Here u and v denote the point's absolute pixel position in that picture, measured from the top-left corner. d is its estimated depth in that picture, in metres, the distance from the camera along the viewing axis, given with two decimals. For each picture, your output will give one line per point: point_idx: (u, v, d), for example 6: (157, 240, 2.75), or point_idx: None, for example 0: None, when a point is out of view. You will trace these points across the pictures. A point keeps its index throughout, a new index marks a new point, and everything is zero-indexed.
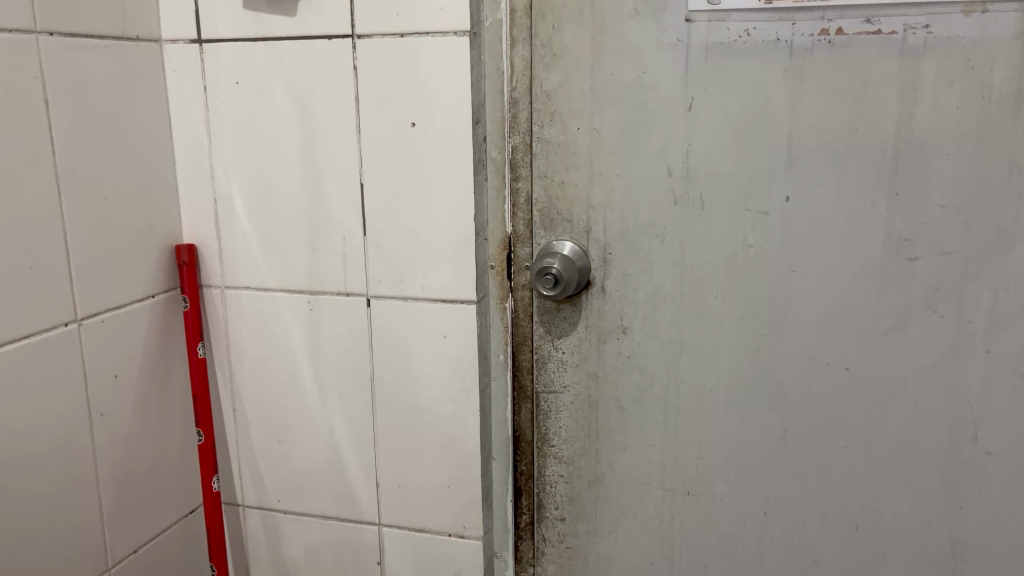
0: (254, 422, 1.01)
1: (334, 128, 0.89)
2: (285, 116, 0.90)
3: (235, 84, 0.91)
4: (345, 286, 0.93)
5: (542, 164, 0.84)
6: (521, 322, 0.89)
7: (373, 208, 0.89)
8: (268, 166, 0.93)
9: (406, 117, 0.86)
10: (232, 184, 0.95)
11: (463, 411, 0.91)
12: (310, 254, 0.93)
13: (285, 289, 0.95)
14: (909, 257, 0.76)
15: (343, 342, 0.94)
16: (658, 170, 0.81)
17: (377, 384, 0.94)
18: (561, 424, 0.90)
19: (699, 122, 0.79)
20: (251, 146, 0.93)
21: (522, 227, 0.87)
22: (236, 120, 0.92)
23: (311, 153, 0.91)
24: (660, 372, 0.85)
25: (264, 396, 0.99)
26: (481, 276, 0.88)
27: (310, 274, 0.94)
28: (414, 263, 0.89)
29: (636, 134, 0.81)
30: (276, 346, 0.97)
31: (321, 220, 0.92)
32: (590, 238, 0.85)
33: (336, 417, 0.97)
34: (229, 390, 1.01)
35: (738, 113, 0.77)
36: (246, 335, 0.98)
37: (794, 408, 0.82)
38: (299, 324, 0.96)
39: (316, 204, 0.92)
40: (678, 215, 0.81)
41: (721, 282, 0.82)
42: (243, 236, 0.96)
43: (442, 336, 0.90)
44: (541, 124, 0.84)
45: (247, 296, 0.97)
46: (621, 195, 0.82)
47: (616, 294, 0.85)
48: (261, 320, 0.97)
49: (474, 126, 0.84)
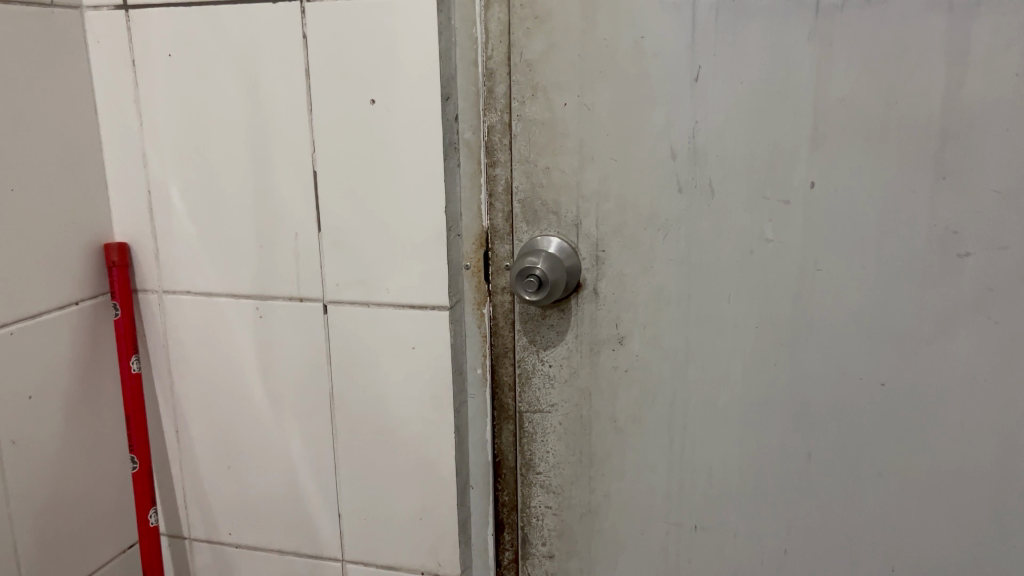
0: (199, 444, 0.88)
1: (284, 107, 0.77)
2: (227, 95, 0.78)
3: (169, 57, 0.79)
4: (298, 290, 0.81)
5: (523, 145, 0.72)
6: (502, 331, 0.77)
7: (329, 200, 0.77)
8: (210, 152, 0.80)
9: (364, 94, 0.74)
10: (167, 173, 0.82)
11: (437, 432, 0.79)
12: (258, 254, 0.81)
13: (231, 293, 0.83)
14: (957, 252, 0.65)
15: (299, 354, 0.82)
16: (660, 153, 0.68)
17: (338, 402, 0.82)
18: (549, 448, 0.77)
19: (708, 95, 0.66)
20: (188, 129, 0.80)
21: (501, 221, 0.75)
22: (171, 99, 0.80)
23: (257, 137, 0.78)
24: (664, 388, 0.73)
25: (210, 416, 0.87)
26: (454, 277, 0.76)
27: (259, 276, 0.82)
28: (378, 263, 0.77)
29: (633, 111, 0.68)
30: (222, 359, 0.85)
31: (271, 215, 0.80)
32: (580, 232, 0.72)
33: (292, 440, 0.85)
34: (171, 409, 0.88)
35: (755, 84, 0.65)
36: (189, 346, 0.86)
37: (819, 430, 0.70)
38: (247, 333, 0.83)
39: (264, 196, 0.79)
40: (683, 206, 0.69)
41: (734, 283, 0.69)
42: (181, 234, 0.83)
43: (411, 346, 0.78)
44: (522, 99, 0.71)
45: (188, 302, 0.85)
46: (617, 183, 0.70)
47: (611, 298, 0.72)
48: (204, 329, 0.85)
49: (445, 104, 0.72)
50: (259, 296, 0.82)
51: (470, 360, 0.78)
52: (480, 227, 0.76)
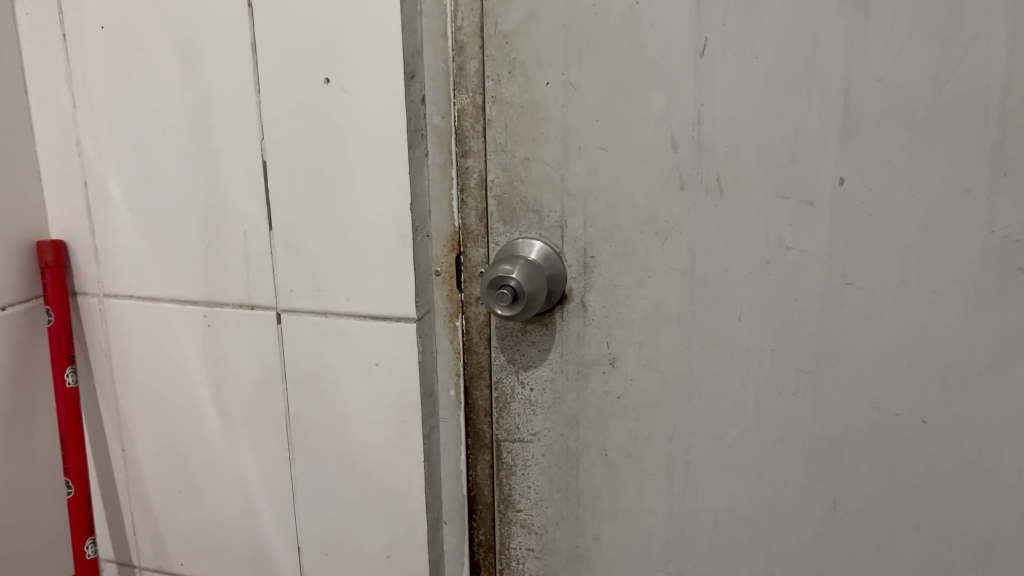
0: (147, 465, 0.79)
1: (228, 88, 0.67)
2: (167, 74, 0.68)
3: (102, 30, 0.69)
4: (249, 297, 0.71)
5: (499, 133, 0.61)
6: (476, 348, 0.66)
7: (280, 195, 0.67)
8: (150, 139, 0.71)
9: (317, 72, 0.63)
10: (105, 163, 0.73)
11: (403, 462, 0.69)
12: (206, 255, 0.71)
13: (177, 299, 0.74)
14: (1019, 266, 0.53)
15: (251, 369, 0.73)
16: (659, 142, 0.57)
17: (295, 423, 0.72)
18: (530, 484, 0.67)
19: (717, 73, 0.55)
20: (126, 112, 0.71)
21: (475, 221, 0.64)
22: (106, 78, 0.70)
23: (200, 121, 0.68)
24: (663, 419, 0.62)
25: (158, 434, 0.78)
26: (421, 286, 0.66)
27: (206, 280, 0.72)
28: (336, 268, 0.67)
29: (627, 92, 0.57)
30: (169, 372, 0.76)
31: (218, 209, 0.70)
32: (565, 235, 0.61)
33: (247, 463, 0.75)
34: (116, 426, 0.79)
35: (773, 58, 0.53)
36: (133, 356, 0.77)
37: (847, 473, 0.59)
38: (196, 344, 0.74)
39: (209, 189, 0.70)
40: (686, 205, 0.58)
41: (746, 298, 0.58)
42: (122, 231, 0.74)
43: (374, 364, 0.68)
44: (497, 79, 0.60)
45: (131, 308, 0.75)
46: (608, 178, 0.59)
47: (601, 313, 0.62)
48: (149, 338, 0.76)
49: (408, 84, 0.61)
50: (206, 303, 0.72)
51: (441, 379, 0.69)
52: (452, 227, 0.65)
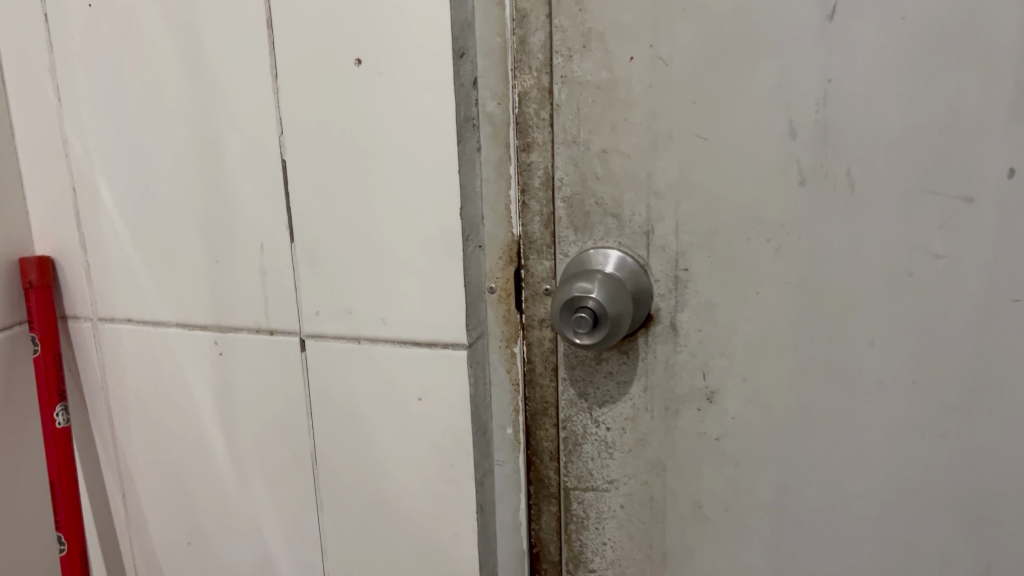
0: (151, 512, 0.69)
1: (238, 74, 0.56)
2: (166, 59, 0.58)
3: (88, 7, 0.59)
4: (266, 319, 0.60)
5: (570, 120, 0.50)
6: (541, 380, 0.56)
7: (303, 199, 0.56)
8: (147, 135, 0.60)
9: (345, 51, 0.52)
10: (96, 165, 0.62)
11: (451, 513, 0.58)
12: (214, 271, 0.61)
13: (181, 322, 0.63)
14: None
15: (269, 403, 0.62)
16: (772, 127, 0.46)
17: (321, 468, 0.61)
18: (605, 540, 0.56)
19: (847, 40, 0.44)
20: (119, 105, 0.60)
21: (539, 228, 0.53)
22: (95, 65, 0.60)
23: (206, 113, 0.58)
24: (773, 466, 0.51)
25: (162, 477, 0.67)
26: (473, 307, 0.55)
27: (215, 300, 0.61)
28: (370, 285, 0.56)
29: (733, 65, 0.46)
30: (173, 406, 0.65)
31: (229, 218, 0.59)
32: (652, 243, 0.50)
33: (264, 511, 0.65)
34: (114, 467, 0.69)
35: (923, 22, 0.42)
36: (132, 388, 0.66)
37: (1005, 534, 0.48)
38: (204, 374, 0.63)
39: (218, 194, 0.59)
40: (806, 206, 0.47)
41: (881, 320, 0.47)
42: (116, 244, 0.63)
43: (416, 399, 0.57)
44: (567, 53, 0.49)
45: (129, 333, 0.65)
46: (706, 172, 0.48)
47: (695, 338, 0.51)
48: (150, 367, 0.65)
49: (458, 62, 0.51)
50: (217, 328, 0.62)
51: (499, 415, 0.58)
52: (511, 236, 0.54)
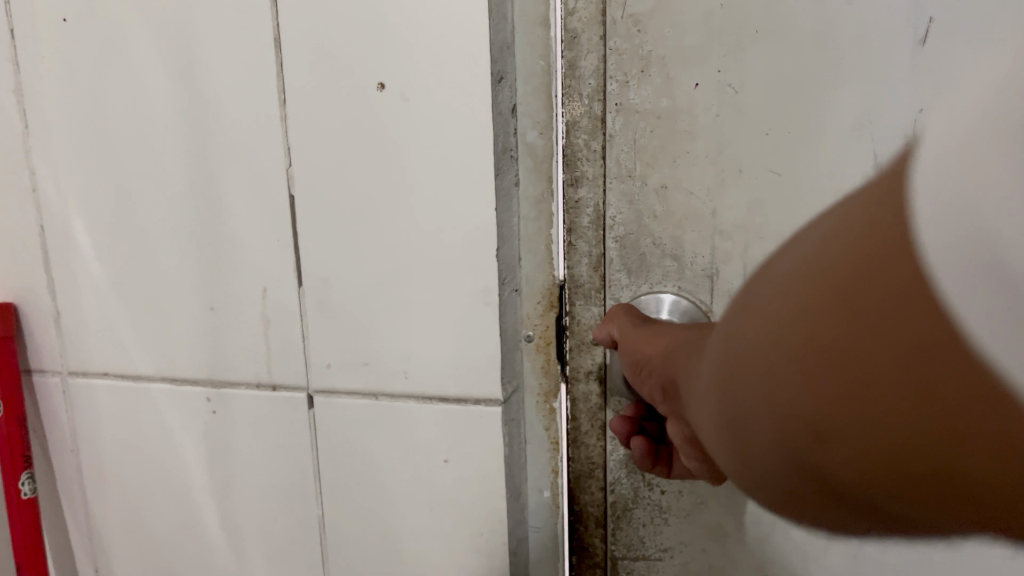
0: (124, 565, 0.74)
1: (242, 118, 0.60)
2: (154, 131, 0.63)
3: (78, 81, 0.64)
4: (261, 371, 0.65)
5: (626, 152, 0.58)
6: (585, 441, 0.63)
7: (311, 249, 0.61)
8: (135, 204, 0.65)
9: (370, 75, 0.57)
10: (74, 227, 0.67)
11: (466, 546, 0.63)
12: (204, 325, 0.66)
13: (164, 377, 0.68)
14: None
15: (264, 452, 0.67)
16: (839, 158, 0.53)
17: (328, 509, 0.66)
18: None
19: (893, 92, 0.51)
20: (105, 171, 0.65)
21: (587, 272, 0.61)
22: (81, 136, 0.65)
23: (199, 177, 0.63)
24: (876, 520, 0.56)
25: (141, 544, 0.73)
26: (507, 357, 0.60)
27: (207, 352, 0.66)
28: (385, 334, 0.61)
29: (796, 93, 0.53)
30: (155, 465, 0.70)
31: (222, 271, 0.64)
32: (715, 286, 0.58)
33: (255, 555, 0.70)
34: (82, 520, 0.75)
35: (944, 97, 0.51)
36: (106, 445, 0.71)
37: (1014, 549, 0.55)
38: (191, 431, 0.69)
39: (211, 246, 0.64)
40: None
41: None
42: (98, 304, 0.68)
43: (442, 461, 0.62)
44: (627, 82, 0.56)
45: (105, 389, 0.70)
46: (777, 204, 0.55)
47: None
48: (131, 424, 0.70)
49: (497, 86, 0.56)
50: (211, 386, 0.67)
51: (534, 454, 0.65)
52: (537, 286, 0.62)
